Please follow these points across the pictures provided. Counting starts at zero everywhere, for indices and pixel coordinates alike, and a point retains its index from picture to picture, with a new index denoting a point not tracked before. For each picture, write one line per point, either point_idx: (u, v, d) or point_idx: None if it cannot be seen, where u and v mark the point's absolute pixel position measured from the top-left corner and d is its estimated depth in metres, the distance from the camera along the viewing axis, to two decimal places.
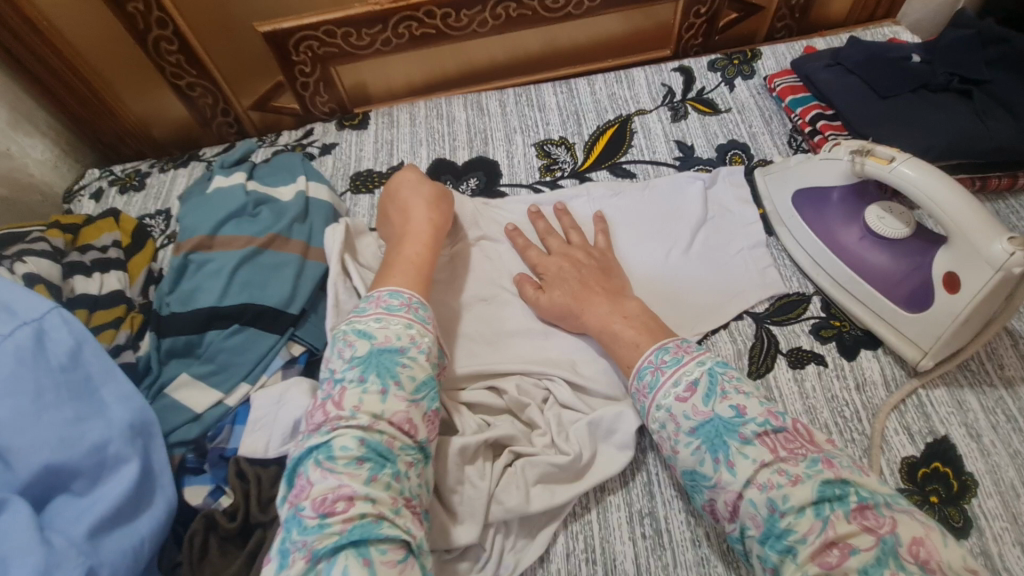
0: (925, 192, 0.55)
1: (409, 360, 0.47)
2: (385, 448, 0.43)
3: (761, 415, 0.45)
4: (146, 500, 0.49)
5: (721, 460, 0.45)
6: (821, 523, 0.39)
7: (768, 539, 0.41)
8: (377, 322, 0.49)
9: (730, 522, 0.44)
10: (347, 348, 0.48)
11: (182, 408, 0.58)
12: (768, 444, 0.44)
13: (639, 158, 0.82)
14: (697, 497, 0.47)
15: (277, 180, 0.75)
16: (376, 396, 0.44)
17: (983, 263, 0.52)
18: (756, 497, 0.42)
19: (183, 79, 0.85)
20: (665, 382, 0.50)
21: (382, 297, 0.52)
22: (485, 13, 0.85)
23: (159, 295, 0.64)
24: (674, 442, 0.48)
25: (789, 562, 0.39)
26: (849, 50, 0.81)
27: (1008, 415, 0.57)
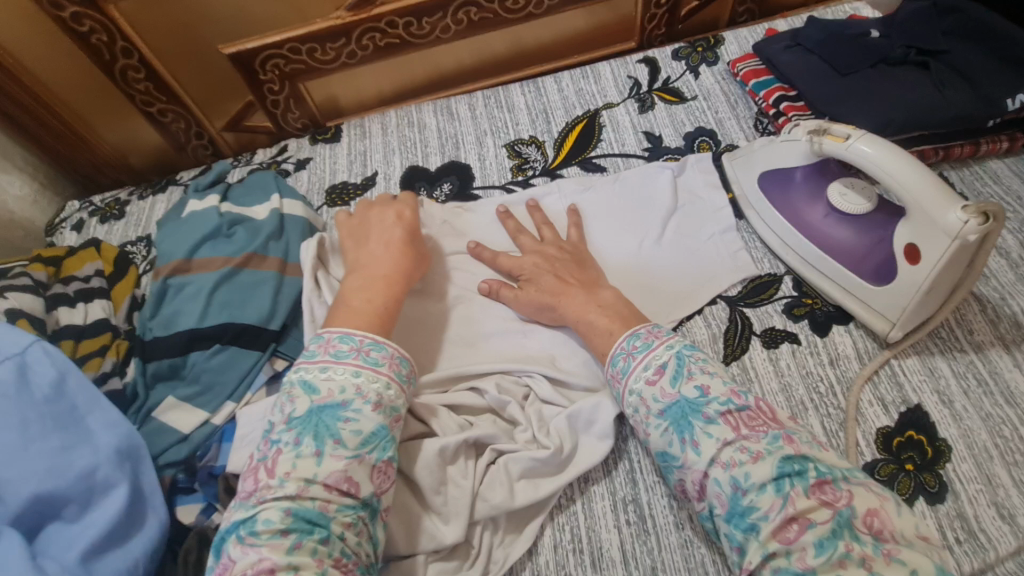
0: (880, 166, 0.56)
1: (352, 414, 0.47)
2: (316, 514, 0.43)
3: (724, 394, 0.47)
4: (138, 523, 0.50)
5: (687, 441, 0.46)
6: (781, 500, 0.41)
7: (733, 517, 0.42)
8: (322, 372, 0.49)
9: (699, 501, 0.46)
10: (288, 404, 0.48)
11: (171, 429, 0.59)
12: (730, 422, 0.45)
13: (609, 152, 0.83)
14: (670, 477, 0.49)
15: (251, 200, 0.76)
16: (311, 460, 0.45)
17: (940, 232, 0.53)
18: (721, 476, 0.43)
19: (154, 106, 0.87)
20: (635, 367, 0.51)
21: (332, 341, 0.52)
22: (447, 19, 0.86)
23: (141, 320, 0.65)
24: (646, 425, 0.49)
25: (752, 540, 0.41)
26: (808, 30, 0.82)
27: (979, 379, 0.58)
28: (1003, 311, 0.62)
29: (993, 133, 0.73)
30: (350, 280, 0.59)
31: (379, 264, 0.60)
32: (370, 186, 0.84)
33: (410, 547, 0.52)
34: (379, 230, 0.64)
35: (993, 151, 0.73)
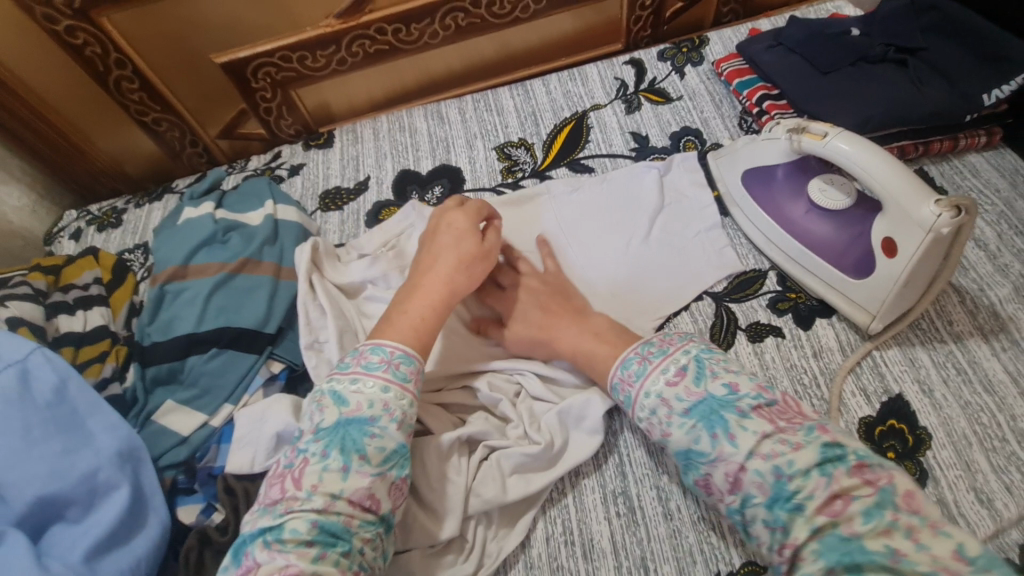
0: (857, 163, 0.57)
1: (378, 430, 0.48)
2: (340, 529, 0.44)
3: (754, 390, 0.48)
4: (140, 522, 0.52)
5: (719, 435, 0.46)
6: (826, 479, 0.42)
7: (776, 501, 0.43)
8: (352, 384, 0.51)
9: (730, 494, 0.45)
10: (318, 414, 0.50)
11: (170, 432, 0.61)
12: (766, 415, 0.46)
13: (596, 153, 0.84)
14: (691, 475, 0.49)
15: (245, 206, 0.77)
16: (337, 474, 0.46)
17: (915, 226, 0.55)
18: (761, 466, 0.44)
19: (149, 115, 0.88)
20: (652, 370, 0.52)
21: (364, 353, 0.53)
22: (435, 25, 0.87)
23: (140, 326, 0.67)
24: (666, 425, 0.49)
25: (798, 518, 0.41)
26: (790, 29, 0.83)
27: (958, 368, 0.60)
28: (982, 301, 0.64)
29: (972, 128, 0.75)
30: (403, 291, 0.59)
31: (429, 273, 0.59)
32: (363, 190, 0.86)
33: (405, 542, 0.53)
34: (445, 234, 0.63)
35: (972, 145, 0.75)
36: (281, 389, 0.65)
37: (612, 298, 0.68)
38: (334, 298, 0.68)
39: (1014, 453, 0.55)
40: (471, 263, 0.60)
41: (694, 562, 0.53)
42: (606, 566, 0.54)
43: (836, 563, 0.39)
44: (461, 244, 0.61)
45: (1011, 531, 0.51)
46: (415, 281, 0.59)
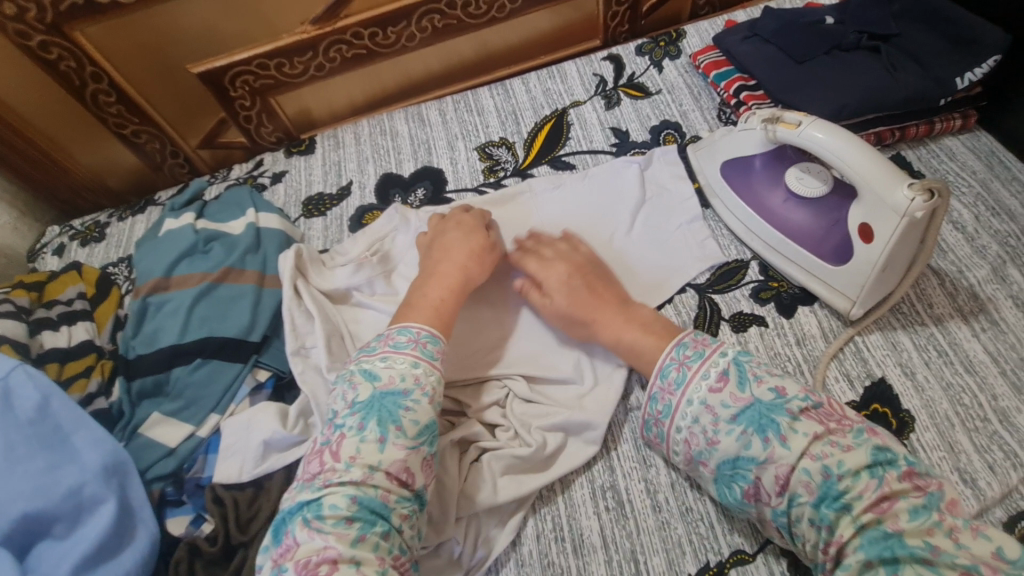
0: (831, 150, 0.58)
1: (411, 403, 0.51)
2: (378, 504, 0.46)
3: (800, 392, 0.49)
4: (128, 536, 0.52)
5: (772, 438, 0.46)
6: (875, 480, 0.44)
7: (824, 500, 0.44)
8: (382, 361, 0.53)
9: (776, 497, 0.46)
10: (351, 391, 0.52)
11: (156, 445, 0.60)
12: (816, 417, 0.47)
13: (577, 149, 0.84)
14: (736, 487, 0.48)
15: (227, 215, 0.77)
16: (375, 445, 0.48)
17: (889, 211, 0.55)
18: (811, 466, 0.45)
19: (128, 128, 0.88)
20: (693, 376, 0.52)
21: (391, 335, 0.55)
22: (412, 27, 0.88)
23: (123, 339, 0.66)
24: (713, 432, 0.50)
25: (845, 517, 0.43)
26: (764, 20, 0.84)
27: (939, 351, 0.60)
28: (960, 283, 0.64)
29: (947, 111, 0.75)
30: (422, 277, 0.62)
31: (447, 260, 0.63)
32: (345, 196, 0.86)
33: None
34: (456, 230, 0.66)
35: (948, 128, 0.75)
36: (268, 398, 0.65)
37: None
38: (320, 304, 0.68)
39: (996, 432, 0.55)
40: (482, 256, 0.64)
41: (684, 554, 0.54)
42: (597, 561, 0.54)
43: (875, 556, 0.41)
44: (472, 237, 0.65)
45: (994, 509, 0.51)
46: (432, 270, 0.62)
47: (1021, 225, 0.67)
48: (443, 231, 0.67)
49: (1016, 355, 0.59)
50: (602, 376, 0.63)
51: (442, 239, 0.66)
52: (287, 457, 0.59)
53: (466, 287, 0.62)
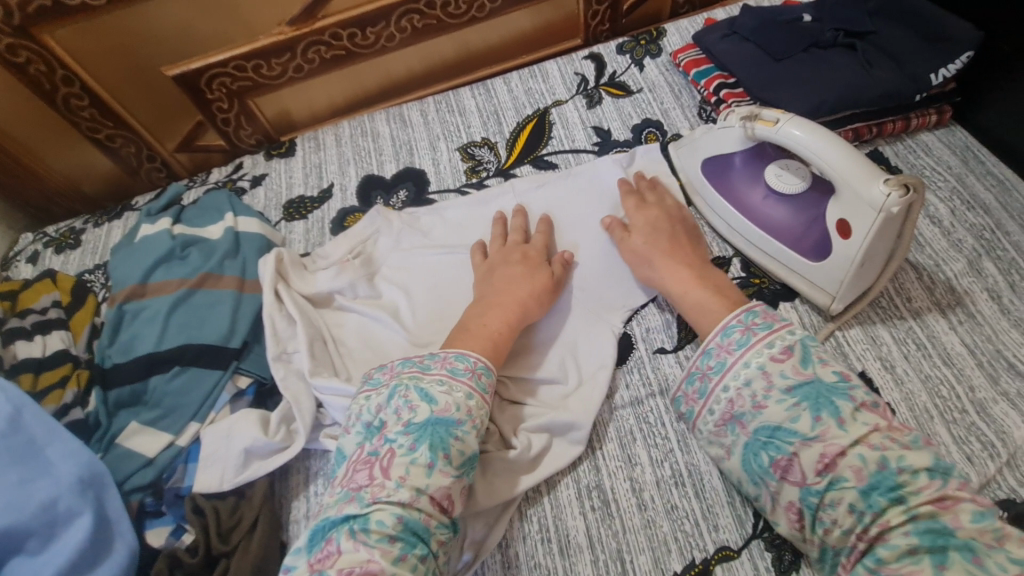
0: (809, 147, 0.58)
1: (462, 434, 0.50)
2: (421, 527, 0.46)
3: (864, 387, 0.50)
4: (106, 550, 0.51)
5: (827, 418, 0.47)
6: (938, 482, 0.43)
7: (875, 489, 0.43)
8: (439, 385, 0.52)
9: (815, 476, 0.46)
10: (406, 409, 0.51)
11: (134, 455, 0.59)
12: (877, 412, 0.47)
13: (560, 149, 0.84)
14: (770, 455, 0.49)
15: (205, 220, 0.76)
16: (423, 469, 0.47)
17: (866, 206, 0.56)
18: (867, 453, 0.45)
19: (101, 132, 0.86)
20: (758, 341, 0.53)
21: (449, 358, 0.55)
22: (392, 28, 0.87)
23: (99, 348, 0.65)
24: (763, 398, 0.50)
25: (894, 507, 0.42)
26: (743, 18, 0.84)
27: (918, 344, 0.61)
28: (937, 277, 0.65)
29: (923, 106, 0.76)
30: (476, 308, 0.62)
31: (507, 292, 0.63)
32: (327, 198, 0.85)
33: None
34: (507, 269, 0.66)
35: (924, 124, 0.76)
36: (249, 404, 0.65)
37: (582, 293, 0.68)
38: (301, 308, 0.67)
39: (973, 423, 0.56)
40: (544, 294, 0.64)
41: (670, 552, 0.54)
42: (583, 561, 0.54)
43: (924, 544, 0.40)
44: (533, 274, 0.65)
45: None
46: (490, 301, 0.62)
47: (995, 219, 0.68)
48: (505, 264, 0.66)
49: (992, 347, 0.60)
50: (587, 375, 0.63)
51: (503, 272, 0.65)
52: (271, 464, 0.59)
53: (521, 320, 0.62)
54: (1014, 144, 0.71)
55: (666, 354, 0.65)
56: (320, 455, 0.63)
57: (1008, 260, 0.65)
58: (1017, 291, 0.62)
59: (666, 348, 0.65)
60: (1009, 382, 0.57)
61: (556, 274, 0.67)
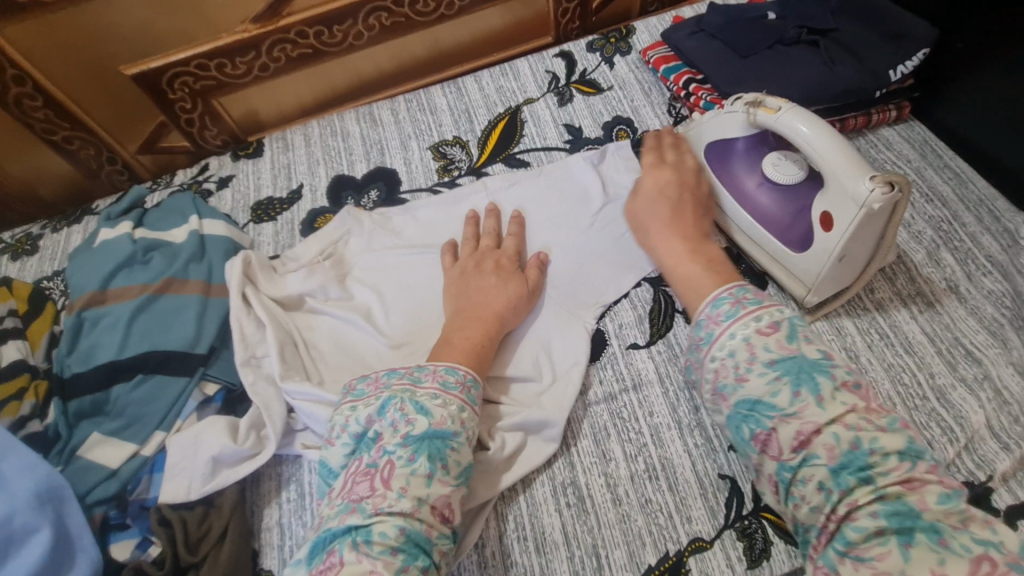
0: (805, 139, 0.59)
1: (457, 445, 0.50)
2: (422, 539, 0.45)
3: (846, 367, 0.47)
4: (66, 565, 0.49)
5: (806, 394, 0.45)
6: (908, 465, 0.41)
7: (846, 467, 0.41)
8: (435, 398, 0.51)
9: (791, 453, 0.44)
10: (403, 422, 0.50)
11: (96, 467, 0.57)
12: (858, 392, 0.45)
13: (532, 147, 0.84)
14: (748, 428, 0.47)
15: (168, 223, 0.74)
16: (422, 479, 0.47)
17: (849, 200, 0.56)
18: (841, 432, 0.43)
19: (58, 134, 0.83)
20: (745, 314, 0.50)
21: (439, 371, 0.54)
22: (359, 26, 0.86)
23: (57, 357, 0.62)
24: (745, 370, 0.48)
25: (863, 487, 0.41)
26: (710, 15, 0.85)
27: (880, 334, 0.63)
28: (898, 268, 0.67)
29: (884, 102, 0.78)
30: (453, 319, 0.62)
31: (486, 304, 0.63)
32: (296, 200, 0.83)
33: None
34: (479, 281, 0.65)
35: (884, 119, 0.78)
36: (217, 411, 0.63)
37: (555, 291, 0.68)
38: (270, 310, 0.66)
39: (934, 409, 0.57)
40: (519, 303, 0.64)
41: (644, 545, 0.54)
42: (560, 558, 0.54)
43: (893, 524, 0.38)
44: (506, 286, 0.64)
45: None
46: (467, 311, 0.62)
47: (952, 211, 0.70)
48: (479, 273, 0.66)
49: (951, 335, 0.61)
50: (561, 372, 0.64)
51: (478, 282, 0.65)
52: (241, 472, 0.57)
53: (498, 331, 0.61)
54: (970, 137, 0.74)
55: (639, 350, 0.65)
56: (292, 461, 0.62)
57: (965, 251, 0.67)
58: (973, 280, 0.64)
59: (639, 344, 0.66)
60: (966, 369, 0.59)
61: (532, 281, 0.67)
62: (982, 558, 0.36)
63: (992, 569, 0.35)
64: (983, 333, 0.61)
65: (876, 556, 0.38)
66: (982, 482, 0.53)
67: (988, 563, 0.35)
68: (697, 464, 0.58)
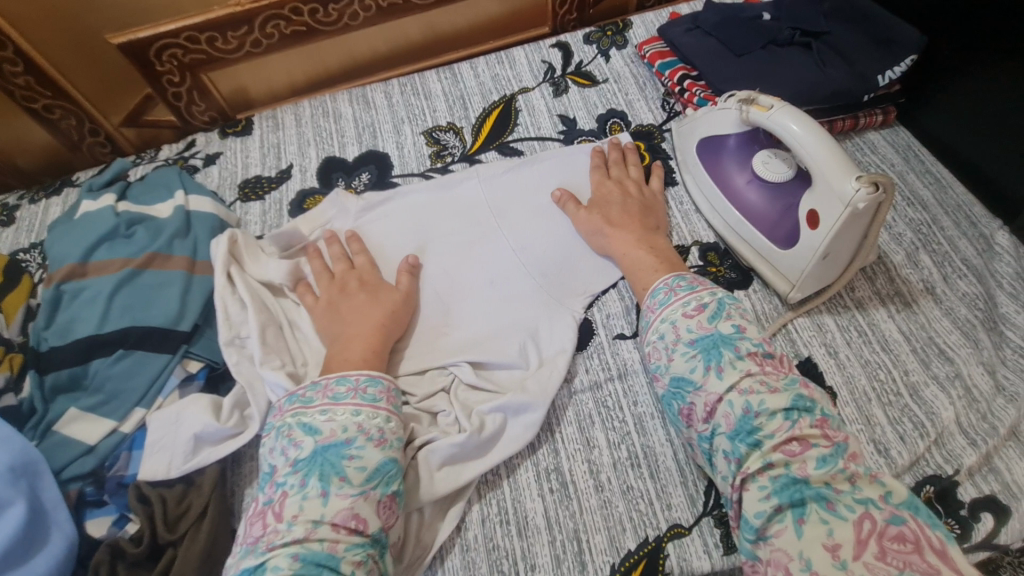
0: (796, 139, 0.60)
1: (355, 452, 0.49)
2: (324, 556, 0.44)
3: (756, 338, 0.52)
4: (41, 541, 0.49)
5: (713, 366, 0.50)
6: (790, 423, 0.45)
7: (739, 434, 0.46)
8: (322, 414, 0.51)
9: (704, 422, 0.49)
10: (291, 448, 0.50)
11: (73, 443, 0.56)
12: (759, 359, 0.50)
13: (525, 136, 0.84)
14: (676, 403, 0.52)
15: (152, 198, 0.73)
16: (317, 500, 0.46)
17: (835, 200, 0.57)
18: (735, 399, 0.48)
19: (38, 102, 0.81)
20: (675, 301, 0.56)
21: (330, 384, 0.53)
22: (355, 6, 0.84)
23: (34, 330, 0.61)
24: (671, 351, 0.53)
25: (755, 452, 0.45)
26: (706, 13, 0.86)
27: (859, 331, 0.64)
28: (878, 268, 0.68)
29: (871, 106, 0.80)
30: None
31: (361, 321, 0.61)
32: (285, 179, 0.82)
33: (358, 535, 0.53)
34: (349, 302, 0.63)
35: (870, 123, 0.80)
36: (199, 390, 0.62)
37: (544, 279, 0.69)
38: (254, 291, 0.65)
39: (907, 405, 0.59)
40: None
41: (624, 531, 0.55)
42: (541, 542, 0.55)
43: (785, 500, 0.42)
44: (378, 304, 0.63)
45: (904, 476, 0.56)
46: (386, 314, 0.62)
47: (932, 215, 0.72)
48: (347, 296, 0.64)
49: (926, 334, 0.63)
50: (547, 358, 0.64)
51: (349, 303, 0.63)
52: (220, 453, 0.57)
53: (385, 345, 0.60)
54: (949, 144, 0.76)
55: (625, 340, 0.66)
56: None
57: (942, 254, 0.69)
58: (950, 282, 0.66)
59: (625, 334, 0.67)
60: (939, 367, 0.61)
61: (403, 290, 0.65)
62: (863, 517, 0.40)
63: (871, 528, 0.39)
64: (956, 333, 0.63)
65: (775, 534, 0.42)
66: (950, 475, 0.55)
67: (868, 522, 0.40)
68: (679, 453, 0.59)
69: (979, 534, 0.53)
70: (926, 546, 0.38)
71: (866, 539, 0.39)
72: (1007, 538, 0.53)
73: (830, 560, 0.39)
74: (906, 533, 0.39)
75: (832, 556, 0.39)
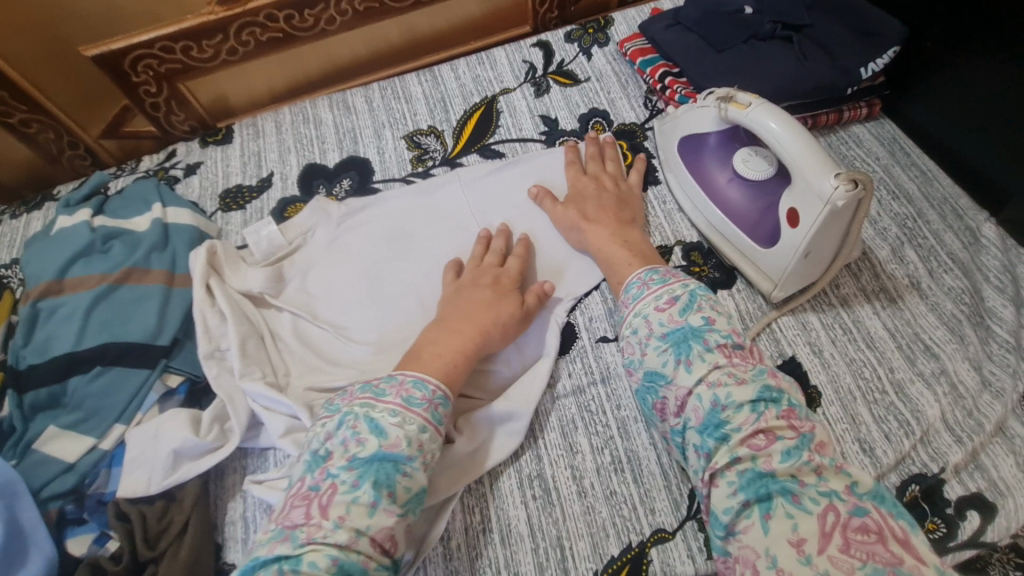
0: (773, 136, 0.59)
1: (411, 470, 0.47)
2: (356, 571, 0.43)
3: (725, 330, 0.51)
4: (19, 560, 0.49)
5: (682, 359, 0.50)
6: (757, 415, 0.45)
7: (707, 428, 0.46)
8: (392, 415, 0.49)
9: (676, 416, 0.49)
10: (354, 442, 0.47)
11: (52, 461, 0.56)
12: (726, 351, 0.49)
13: (507, 138, 0.83)
14: (650, 397, 0.52)
15: (130, 211, 0.72)
16: (365, 509, 0.44)
17: (815, 197, 0.57)
18: (704, 392, 0.47)
19: (15, 116, 0.80)
20: (648, 295, 0.55)
21: (406, 385, 0.52)
22: (331, 11, 0.83)
23: (12, 349, 0.61)
24: (645, 345, 0.53)
25: (722, 447, 0.45)
26: (687, 8, 0.85)
27: (844, 329, 0.63)
28: (863, 264, 0.67)
29: (855, 99, 0.79)
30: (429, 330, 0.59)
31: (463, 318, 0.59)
32: (266, 187, 0.82)
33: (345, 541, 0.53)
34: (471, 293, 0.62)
35: (855, 117, 0.79)
36: (180, 404, 0.62)
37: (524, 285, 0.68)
38: (234, 303, 0.65)
39: (892, 403, 0.58)
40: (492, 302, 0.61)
41: (608, 537, 0.55)
42: (524, 550, 0.55)
43: (752, 495, 0.42)
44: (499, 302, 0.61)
45: (889, 476, 0.55)
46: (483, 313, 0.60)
47: (917, 208, 0.71)
48: (474, 287, 0.63)
49: (911, 331, 0.63)
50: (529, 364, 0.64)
51: (472, 294, 0.62)
52: (201, 467, 0.56)
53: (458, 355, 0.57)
54: (936, 135, 0.75)
55: (608, 343, 0.66)
56: (257, 455, 0.61)
57: (928, 248, 0.68)
58: (935, 277, 0.66)
59: (608, 336, 0.66)
60: (924, 363, 0.60)
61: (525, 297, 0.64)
62: (827, 510, 0.39)
63: (835, 520, 0.39)
64: (942, 329, 0.62)
65: (742, 530, 0.41)
66: (936, 474, 0.55)
67: (832, 514, 0.39)
68: (663, 456, 0.58)
69: (966, 532, 0.52)
70: (889, 535, 0.38)
71: (830, 532, 0.38)
72: (993, 536, 0.52)
73: (794, 555, 0.38)
74: (869, 523, 0.38)
75: (797, 550, 0.38)
